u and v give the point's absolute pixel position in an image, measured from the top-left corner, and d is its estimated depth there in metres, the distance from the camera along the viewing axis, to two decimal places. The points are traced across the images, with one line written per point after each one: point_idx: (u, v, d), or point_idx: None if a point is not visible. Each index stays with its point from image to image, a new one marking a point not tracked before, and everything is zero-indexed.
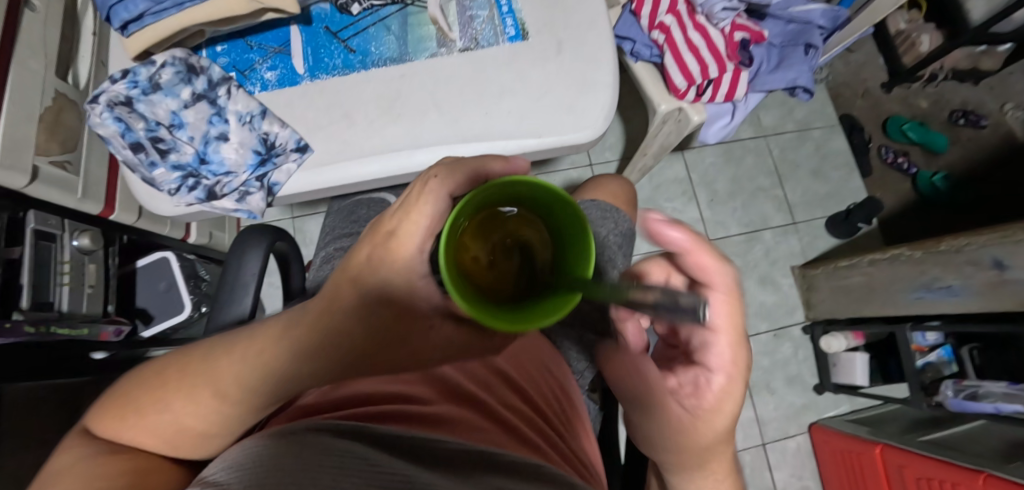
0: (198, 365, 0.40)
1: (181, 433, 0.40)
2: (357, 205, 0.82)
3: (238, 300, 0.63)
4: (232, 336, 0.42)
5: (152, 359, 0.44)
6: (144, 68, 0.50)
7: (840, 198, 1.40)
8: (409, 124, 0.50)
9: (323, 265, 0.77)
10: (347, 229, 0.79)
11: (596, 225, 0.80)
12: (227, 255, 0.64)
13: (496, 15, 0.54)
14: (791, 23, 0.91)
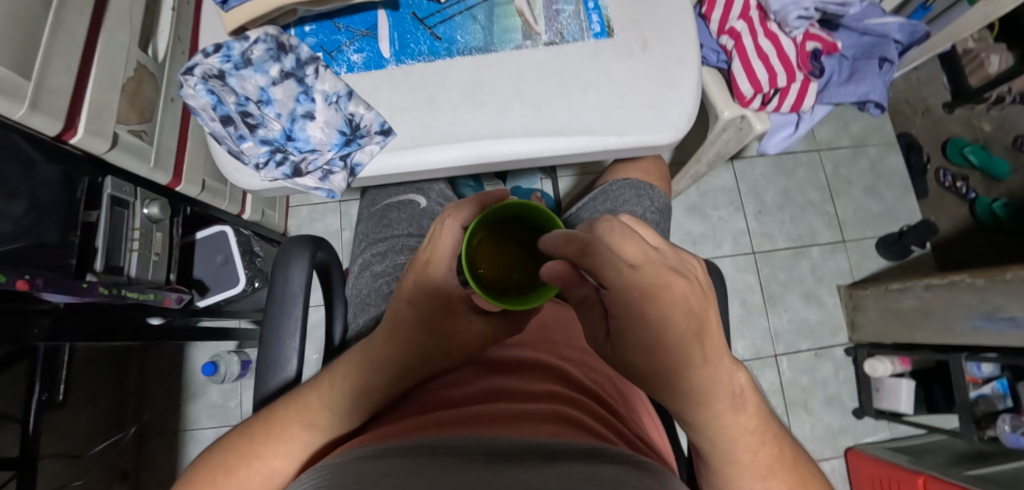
0: (284, 413, 0.46)
1: (271, 479, 0.44)
2: (388, 209, 0.82)
3: (289, 313, 0.61)
4: (311, 381, 0.48)
5: (227, 435, 0.48)
6: (237, 43, 0.51)
7: (893, 218, 1.35)
8: (493, 113, 0.51)
9: (362, 272, 0.78)
10: (380, 234, 0.80)
11: (630, 204, 0.81)
12: (273, 271, 0.63)
13: (582, 10, 0.54)
14: (866, 35, 0.89)
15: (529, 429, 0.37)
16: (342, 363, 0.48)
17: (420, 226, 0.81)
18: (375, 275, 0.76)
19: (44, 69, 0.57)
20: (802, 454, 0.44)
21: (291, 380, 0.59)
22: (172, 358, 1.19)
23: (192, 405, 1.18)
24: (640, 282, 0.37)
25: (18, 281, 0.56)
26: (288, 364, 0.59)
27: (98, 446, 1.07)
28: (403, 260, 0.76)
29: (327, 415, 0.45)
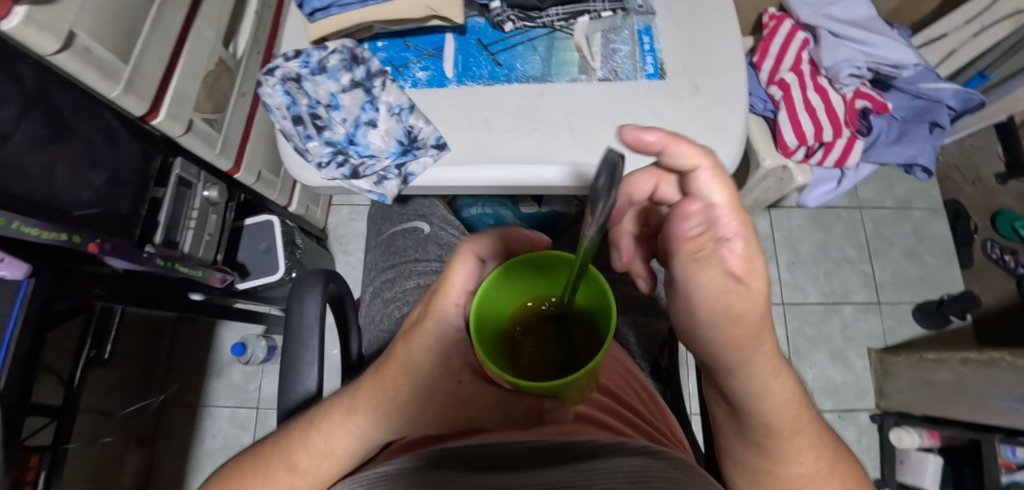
0: (271, 453, 0.46)
1: None
2: (394, 237, 0.83)
3: (305, 344, 0.60)
4: (307, 417, 0.47)
5: (225, 465, 0.49)
6: (317, 51, 0.56)
7: (933, 285, 1.32)
8: (543, 139, 0.54)
9: (374, 301, 0.80)
10: (388, 262, 0.81)
11: None
12: (288, 301, 0.62)
13: (637, 51, 0.58)
14: (918, 99, 0.88)
15: (539, 430, 0.38)
16: (327, 416, 0.44)
17: (426, 253, 0.80)
18: (386, 302, 0.78)
19: (140, 56, 0.62)
20: (806, 393, 0.44)
21: (312, 395, 0.59)
22: (203, 335, 1.24)
23: (214, 382, 1.22)
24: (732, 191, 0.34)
25: (91, 245, 0.61)
26: (307, 379, 0.59)
27: (132, 406, 1.12)
28: (413, 288, 0.76)
29: (308, 460, 0.44)
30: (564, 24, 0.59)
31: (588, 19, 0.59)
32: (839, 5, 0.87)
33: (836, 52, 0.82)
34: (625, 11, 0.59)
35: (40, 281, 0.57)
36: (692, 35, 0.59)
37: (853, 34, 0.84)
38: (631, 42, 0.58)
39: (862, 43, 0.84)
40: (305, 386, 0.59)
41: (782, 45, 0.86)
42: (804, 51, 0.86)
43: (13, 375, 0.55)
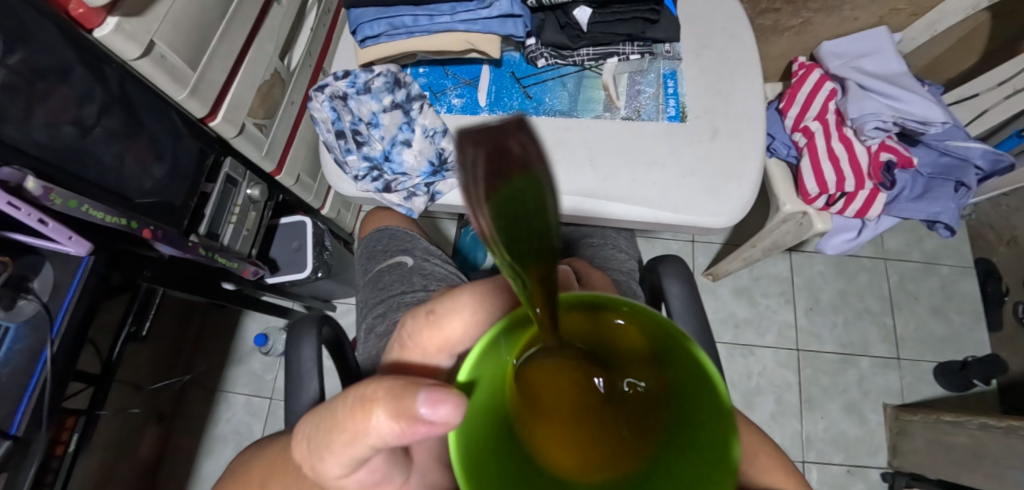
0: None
1: None
2: (380, 274, 0.77)
3: (304, 386, 0.62)
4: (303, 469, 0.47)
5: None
6: (363, 74, 0.62)
7: (958, 346, 1.28)
8: (564, 170, 0.58)
9: (369, 338, 0.72)
10: (376, 297, 0.74)
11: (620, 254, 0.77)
12: (285, 345, 0.64)
13: (661, 94, 0.62)
14: (944, 155, 0.88)
15: None
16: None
17: (414, 285, 0.73)
18: (377, 338, 0.70)
19: (207, 65, 0.68)
20: None
21: (315, 399, 0.62)
22: (229, 324, 1.30)
23: (234, 369, 1.28)
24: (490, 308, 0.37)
25: (145, 230, 0.66)
26: (308, 385, 0.62)
27: (158, 382, 1.21)
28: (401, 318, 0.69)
29: None
30: (594, 63, 0.64)
31: (616, 61, 0.64)
32: (870, 58, 0.89)
33: (863, 105, 0.83)
34: (653, 55, 0.64)
35: (99, 259, 0.64)
36: (717, 83, 0.62)
37: (881, 88, 0.85)
38: (656, 84, 0.62)
39: (891, 98, 0.85)
40: (310, 392, 0.62)
41: (809, 94, 0.89)
42: (830, 101, 0.88)
43: (66, 340, 0.61)
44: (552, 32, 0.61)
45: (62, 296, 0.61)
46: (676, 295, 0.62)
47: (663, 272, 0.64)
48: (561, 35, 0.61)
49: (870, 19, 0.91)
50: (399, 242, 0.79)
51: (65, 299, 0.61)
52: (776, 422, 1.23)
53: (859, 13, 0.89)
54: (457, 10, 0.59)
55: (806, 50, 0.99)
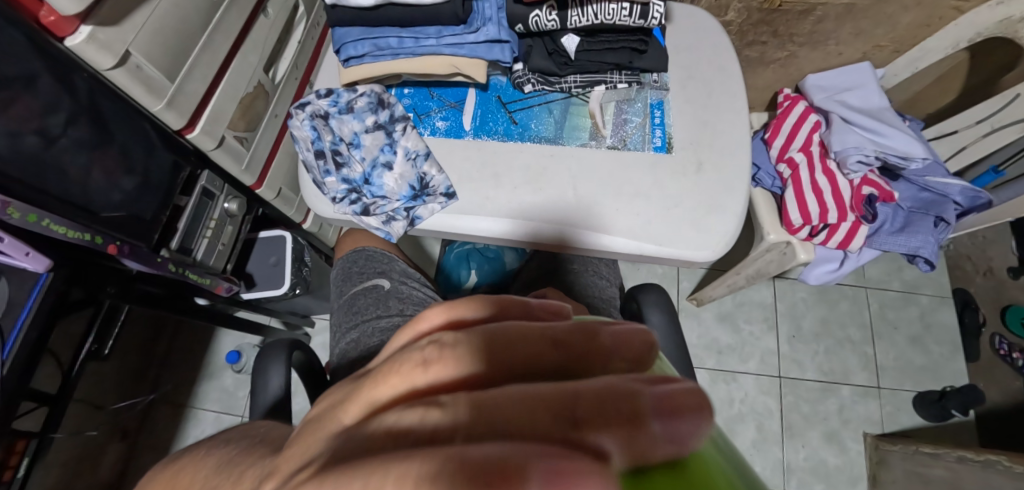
0: None
1: None
2: (356, 296, 0.75)
3: (266, 383, 0.61)
4: None
5: None
6: (346, 92, 0.64)
7: (937, 376, 1.29)
8: (547, 197, 0.60)
9: (341, 364, 0.69)
10: (350, 322, 0.72)
11: (599, 277, 0.76)
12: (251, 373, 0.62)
13: (648, 124, 0.64)
14: (925, 191, 0.90)
15: None
16: None
17: (390, 311, 0.71)
18: (351, 364, 0.67)
19: (186, 76, 0.65)
20: None
21: (279, 397, 0.61)
22: (203, 338, 1.27)
23: (206, 384, 1.24)
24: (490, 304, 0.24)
25: (111, 246, 0.64)
26: (269, 383, 0.61)
27: (121, 401, 1.14)
28: (375, 344, 0.66)
29: None
30: (581, 90, 0.66)
31: (604, 88, 0.66)
32: (855, 92, 0.91)
33: (846, 138, 0.84)
34: (640, 84, 0.65)
35: (58, 275, 0.60)
36: (704, 114, 0.64)
37: (864, 122, 0.86)
38: (642, 114, 0.64)
39: (875, 132, 0.86)
40: (272, 397, 0.61)
41: (794, 126, 0.89)
42: (815, 133, 0.89)
43: (17, 363, 0.57)
44: (539, 58, 0.63)
45: (15, 313, 0.58)
46: (657, 324, 0.60)
47: (644, 301, 0.63)
48: (549, 62, 0.63)
49: (854, 54, 0.93)
50: (376, 263, 0.78)
51: (18, 319, 0.57)
52: (757, 449, 1.23)
53: (843, 47, 0.90)
54: (443, 34, 0.60)
55: (791, 82, 1.00)
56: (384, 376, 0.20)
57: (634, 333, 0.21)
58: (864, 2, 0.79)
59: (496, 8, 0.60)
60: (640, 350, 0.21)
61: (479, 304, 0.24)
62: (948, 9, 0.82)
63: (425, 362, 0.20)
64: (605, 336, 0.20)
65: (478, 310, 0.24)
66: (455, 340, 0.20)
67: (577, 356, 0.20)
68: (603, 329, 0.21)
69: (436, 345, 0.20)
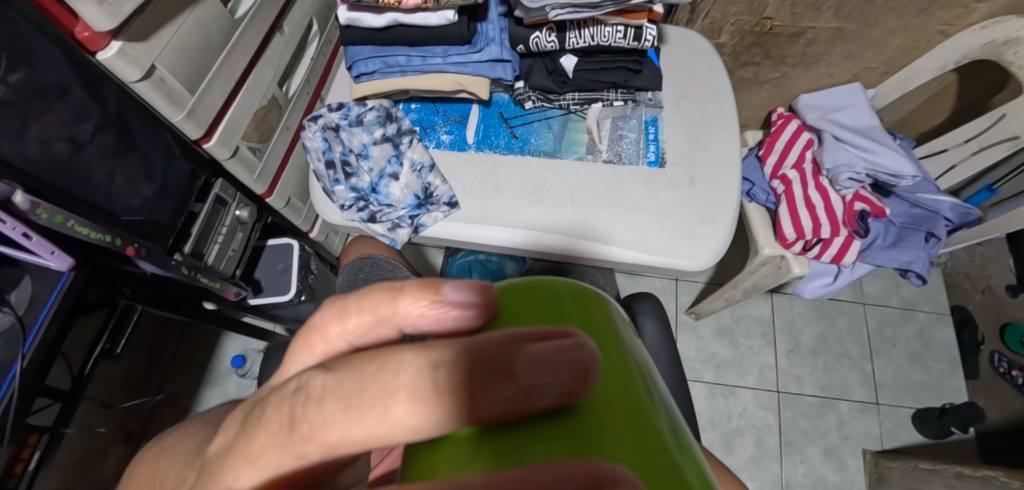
0: None
1: None
2: None
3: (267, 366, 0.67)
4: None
5: None
6: (356, 107, 0.69)
7: (936, 393, 1.29)
8: (545, 208, 0.63)
9: None
10: None
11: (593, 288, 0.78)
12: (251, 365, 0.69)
13: (642, 140, 0.67)
14: (916, 207, 0.92)
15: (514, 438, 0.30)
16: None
17: None
18: None
19: (205, 89, 0.69)
20: None
21: None
22: (208, 343, 1.29)
23: (209, 390, 1.25)
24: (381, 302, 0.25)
25: (129, 248, 0.66)
26: None
27: (128, 401, 1.17)
28: None
29: None
30: (579, 107, 0.69)
31: (601, 106, 0.69)
32: (845, 111, 0.94)
33: (837, 156, 0.87)
34: (636, 102, 0.69)
35: (79, 274, 0.63)
36: (697, 132, 0.67)
37: (855, 140, 0.89)
38: (637, 130, 0.68)
39: (864, 150, 0.89)
40: None
41: (787, 143, 0.93)
42: (807, 151, 0.92)
43: (37, 356, 0.60)
44: (540, 77, 0.66)
45: (38, 310, 0.61)
46: (650, 332, 0.63)
47: (638, 309, 0.65)
48: (549, 80, 0.66)
49: (845, 75, 0.96)
50: (379, 271, 0.80)
51: (41, 314, 0.60)
52: (756, 464, 1.23)
53: (834, 69, 0.94)
54: (449, 53, 0.64)
55: (785, 101, 1.03)
56: (259, 425, 0.22)
57: (557, 350, 0.18)
58: (853, 26, 0.83)
59: (499, 30, 0.64)
60: (573, 380, 0.18)
61: (377, 304, 0.25)
62: (934, 33, 0.86)
63: (293, 410, 0.21)
64: (519, 364, 0.18)
65: (364, 314, 0.25)
66: (324, 387, 0.20)
67: (472, 395, 0.18)
68: (522, 351, 0.18)
69: (306, 390, 0.21)
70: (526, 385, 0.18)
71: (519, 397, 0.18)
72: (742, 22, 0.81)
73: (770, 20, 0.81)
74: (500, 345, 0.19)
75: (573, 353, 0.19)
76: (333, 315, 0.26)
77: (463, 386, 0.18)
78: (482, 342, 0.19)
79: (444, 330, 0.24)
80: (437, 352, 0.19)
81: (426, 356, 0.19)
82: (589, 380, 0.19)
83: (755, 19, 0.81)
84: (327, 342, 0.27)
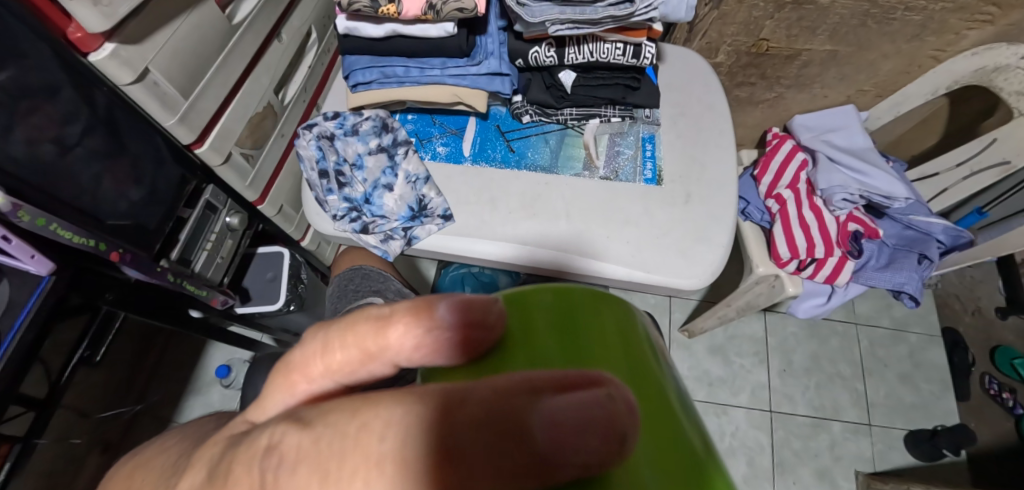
0: None
1: None
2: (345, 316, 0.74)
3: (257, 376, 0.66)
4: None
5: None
6: (353, 116, 0.68)
7: (928, 414, 1.29)
8: (540, 222, 0.62)
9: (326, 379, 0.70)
10: None
11: None
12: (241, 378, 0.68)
13: (639, 157, 0.67)
14: (909, 229, 0.93)
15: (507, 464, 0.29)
16: None
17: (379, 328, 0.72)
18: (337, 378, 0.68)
19: (200, 94, 0.68)
20: None
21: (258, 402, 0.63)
22: (193, 352, 1.26)
23: (191, 400, 1.22)
24: (367, 334, 0.24)
25: (113, 253, 0.65)
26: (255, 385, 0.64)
27: (107, 411, 1.11)
28: None
29: None
30: (576, 123, 0.69)
31: (599, 121, 0.69)
32: (839, 132, 0.95)
33: (831, 176, 0.87)
34: (633, 119, 0.69)
35: (60, 279, 0.62)
36: (694, 150, 0.67)
37: (848, 162, 0.90)
38: (634, 147, 0.68)
39: (857, 172, 0.89)
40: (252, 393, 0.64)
41: (782, 163, 0.93)
42: (802, 171, 0.92)
43: (13, 360, 0.58)
44: (537, 91, 0.66)
45: (15, 315, 0.58)
46: None
47: None
48: (546, 95, 0.66)
49: (839, 97, 0.97)
50: (368, 281, 0.79)
51: (17, 319, 0.58)
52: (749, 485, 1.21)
53: (828, 91, 0.95)
54: (448, 65, 0.63)
55: (779, 122, 1.04)
56: (219, 487, 0.20)
57: (579, 406, 0.17)
58: (847, 50, 0.84)
59: (498, 43, 0.64)
60: (600, 446, 0.17)
61: (366, 338, 0.24)
62: (926, 58, 0.87)
63: (263, 471, 0.20)
64: (534, 422, 0.17)
65: (349, 349, 0.24)
66: (299, 449, 0.19)
67: (477, 460, 0.17)
68: (535, 407, 0.17)
69: (279, 449, 0.19)
70: (543, 451, 0.17)
71: (536, 463, 0.17)
72: (739, 42, 0.82)
73: (766, 42, 0.82)
74: (509, 397, 0.17)
75: (603, 408, 0.17)
76: (315, 348, 0.25)
77: (464, 452, 0.17)
78: (482, 397, 0.18)
79: (440, 358, 0.23)
80: (435, 408, 0.18)
81: (420, 413, 0.18)
82: (625, 445, 0.18)
83: (751, 40, 0.82)
84: (309, 380, 0.26)
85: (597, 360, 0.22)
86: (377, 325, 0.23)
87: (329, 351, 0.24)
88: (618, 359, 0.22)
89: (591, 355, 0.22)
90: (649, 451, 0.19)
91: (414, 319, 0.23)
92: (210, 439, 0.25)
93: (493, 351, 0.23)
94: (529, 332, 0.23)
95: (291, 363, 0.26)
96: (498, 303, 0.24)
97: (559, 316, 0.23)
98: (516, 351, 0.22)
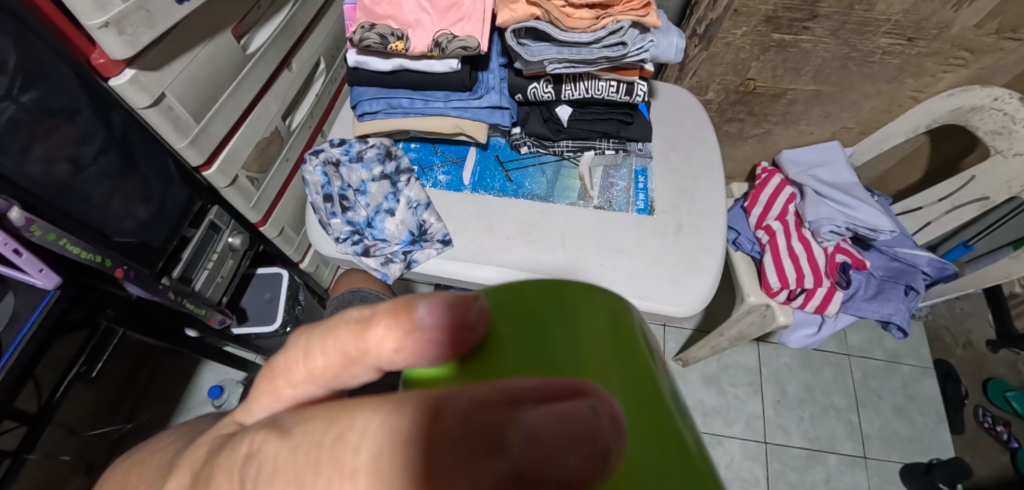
0: None
1: None
2: None
3: None
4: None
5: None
6: (358, 144, 0.71)
7: (923, 447, 1.29)
8: (536, 248, 0.65)
9: None
10: None
11: None
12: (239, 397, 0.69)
13: (631, 188, 0.69)
14: (895, 260, 0.95)
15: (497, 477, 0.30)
16: None
17: None
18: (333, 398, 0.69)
19: (211, 119, 0.71)
20: None
21: None
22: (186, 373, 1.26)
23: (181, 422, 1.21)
24: (347, 339, 0.25)
25: (118, 269, 0.65)
26: None
27: (96, 429, 1.10)
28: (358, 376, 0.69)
29: None
30: (572, 155, 0.72)
31: (593, 154, 0.72)
32: (825, 168, 0.98)
33: (819, 209, 0.90)
34: (626, 152, 0.72)
35: (64, 294, 0.62)
36: (684, 182, 0.70)
37: (835, 195, 0.93)
38: (627, 179, 0.70)
39: (844, 205, 0.92)
40: None
41: (771, 196, 0.96)
42: (790, 204, 0.96)
43: (10, 376, 0.58)
44: (535, 124, 0.70)
45: (18, 327, 0.59)
46: None
47: None
48: (544, 128, 0.70)
49: (823, 134, 1.02)
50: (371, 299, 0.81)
51: (21, 331, 0.59)
52: None
53: (813, 128, 0.99)
54: (451, 98, 0.67)
55: (767, 156, 1.08)
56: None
57: (559, 421, 0.18)
58: (830, 89, 0.89)
59: (499, 79, 0.67)
60: (583, 462, 0.18)
61: (347, 344, 0.25)
62: (906, 98, 0.91)
63: (243, 478, 0.21)
64: (513, 436, 0.18)
65: (329, 356, 0.26)
66: (276, 460, 0.20)
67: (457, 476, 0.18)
68: (516, 419, 0.18)
69: (257, 457, 0.21)
70: (522, 466, 0.18)
71: (516, 476, 0.17)
72: (727, 81, 0.86)
73: (754, 81, 0.86)
74: (490, 409, 0.19)
75: (586, 423, 0.18)
76: (298, 353, 0.27)
77: (442, 466, 0.18)
78: (462, 409, 0.19)
79: (423, 360, 0.25)
80: (415, 421, 0.19)
81: (397, 426, 0.19)
82: (608, 464, 0.19)
83: (738, 79, 0.86)
84: (292, 385, 0.27)
85: (584, 362, 0.23)
86: (355, 329, 0.25)
87: (310, 354, 0.26)
88: (608, 365, 0.23)
89: (580, 358, 0.23)
90: (642, 448, 0.19)
91: (389, 318, 0.24)
92: (199, 438, 0.27)
93: (476, 351, 0.24)
94: (515, 334, 0.24)
95: (276, 369, 0.27)
96: (480, 301, 0.25)
97: (543, 316, 0.24)
98: (500, 353, 0.24)
